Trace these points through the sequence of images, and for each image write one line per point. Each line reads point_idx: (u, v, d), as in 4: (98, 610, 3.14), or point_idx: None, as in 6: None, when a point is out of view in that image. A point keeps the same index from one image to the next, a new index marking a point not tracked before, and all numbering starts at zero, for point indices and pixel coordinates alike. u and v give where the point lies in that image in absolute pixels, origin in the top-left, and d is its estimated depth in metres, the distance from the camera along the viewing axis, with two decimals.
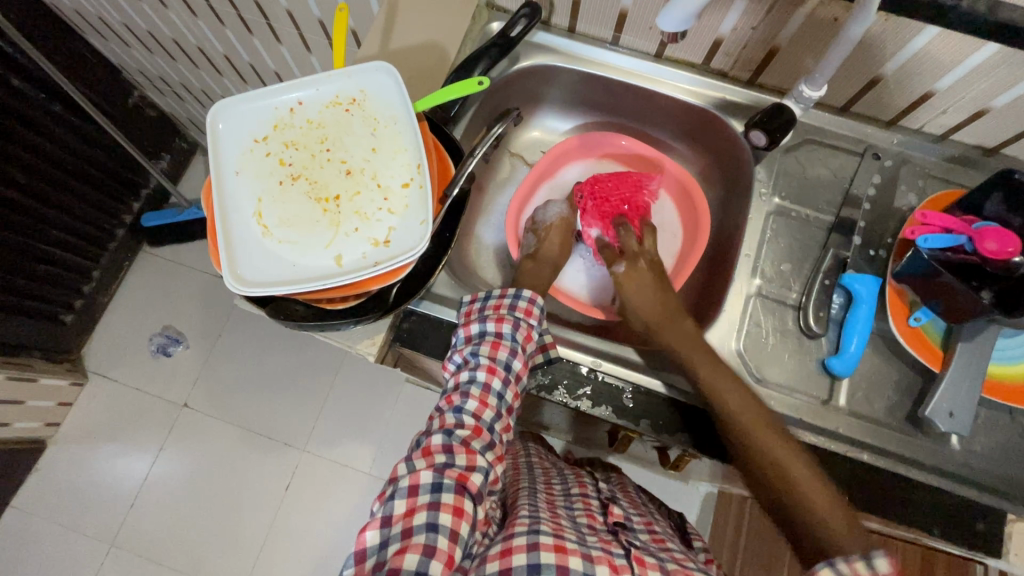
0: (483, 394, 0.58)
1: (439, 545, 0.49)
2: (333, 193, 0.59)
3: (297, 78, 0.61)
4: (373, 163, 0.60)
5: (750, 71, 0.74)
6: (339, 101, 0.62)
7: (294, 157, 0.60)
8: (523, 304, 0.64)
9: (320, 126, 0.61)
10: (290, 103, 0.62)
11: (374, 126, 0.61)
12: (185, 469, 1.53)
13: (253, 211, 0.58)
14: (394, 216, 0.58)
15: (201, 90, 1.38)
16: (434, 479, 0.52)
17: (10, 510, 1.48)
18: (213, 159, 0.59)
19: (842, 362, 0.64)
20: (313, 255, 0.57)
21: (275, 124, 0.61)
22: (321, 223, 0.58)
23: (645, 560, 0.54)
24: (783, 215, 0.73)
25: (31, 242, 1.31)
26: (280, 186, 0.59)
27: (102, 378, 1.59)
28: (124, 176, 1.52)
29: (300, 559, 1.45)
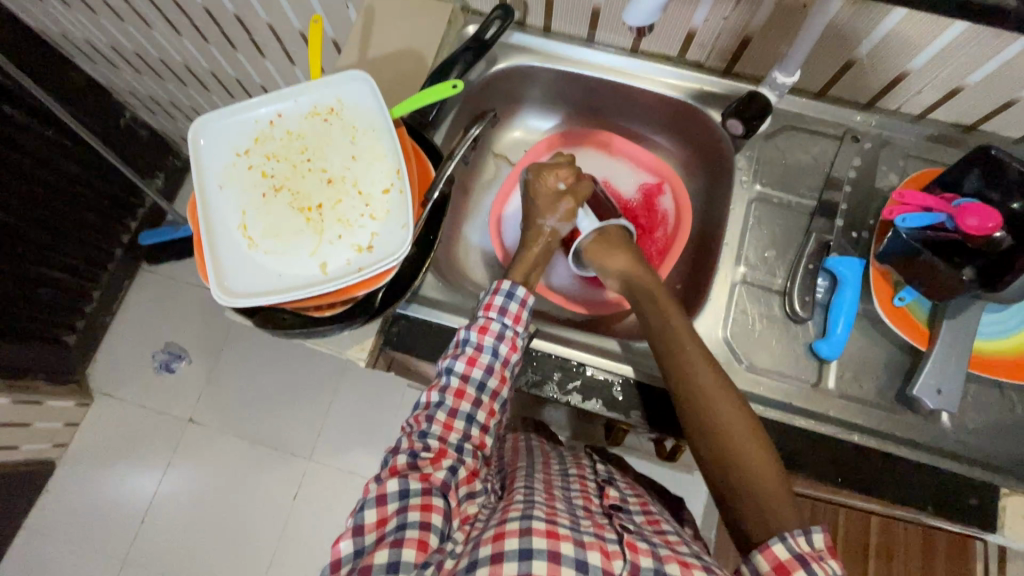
0: (449, 417, 0.62)
1: (408, 538, 0.53)
2: (315, 202, 0.60)
3: (275, 91, 0.62)
4: (354, 170, 0.61)
5: (725, 60, 0.75)
6: (317, 111, 0.63)
7: (276, 168, 0.61)
8: (514, 308, 0.64)
9: (301, 138, 0.62)
10: (269, 116, 0.63)
11: (353, 134, 0.62)
12: (193, 483, 1.54)
13: (237, 224, 0.59)
14: (375, 222, 0.59)
15: (189, 107, 1.40)
16: (400, 487, 0.56)
17: (22, 532, 1.50)
18: (195, 175, 0.60)
19: (830, 345, 0.64)
20: (298, 263, 0.58)
21: (255, 137, 0.62)
22: (305, 232, 0.59)
23: (637, 546, 0.56)
24: (765, 202, 0.73)
25: (30, 266, 1.33)
26: (263, 198, 0.60)
27: (108, 397, 1.61)
28: (119, 196, 1.54)
29: (310, 566, 1.47)
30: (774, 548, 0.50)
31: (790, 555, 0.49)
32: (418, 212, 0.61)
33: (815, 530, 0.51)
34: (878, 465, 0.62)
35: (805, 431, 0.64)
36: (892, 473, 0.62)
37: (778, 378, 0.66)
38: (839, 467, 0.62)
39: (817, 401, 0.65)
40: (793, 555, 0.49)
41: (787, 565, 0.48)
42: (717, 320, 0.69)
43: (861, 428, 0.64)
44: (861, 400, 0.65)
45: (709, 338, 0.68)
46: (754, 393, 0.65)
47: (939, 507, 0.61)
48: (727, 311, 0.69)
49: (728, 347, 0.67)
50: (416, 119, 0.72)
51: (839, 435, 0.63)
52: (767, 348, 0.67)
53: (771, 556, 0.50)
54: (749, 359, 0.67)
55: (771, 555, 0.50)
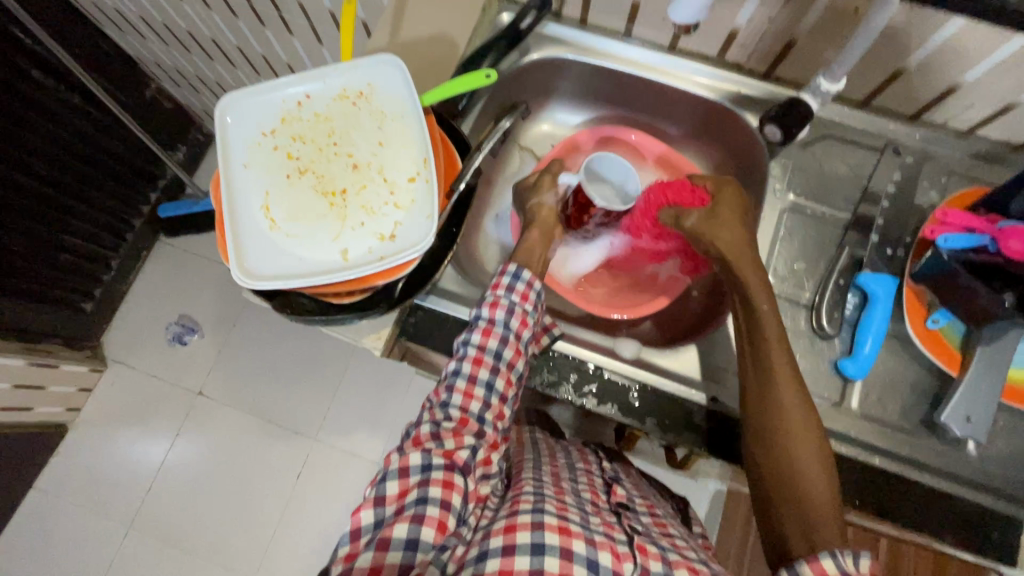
0: (469, 386, 0.60)
1: (429, 514, 0.52)
2: (339, 186, 0.59)
3: (305, 71, 0.61)
4: (380, 157, 0.60)
5: (766, 63, 0.72)
6: (346, 94, 0.61)
7: (302, 151, 0.60)
8: (522, 286, 0.64)
9: (328, 120, 0.61)
10: (298, 97, 0.62)
11: (380, 120, 0.60)
12: (200, 454, 1.57)
13: (260, 205, 0.58)
14: (399, 211, 0.58)
15: (214, 82, 1.40)
16: (422, 460, 0.55)
17: (32, 491, 1.53)
18: (219, 153, 0.59)
19: (856, 364, 0.63)
20: (319, 248, 0.57)
21: (283, 118, 0.61)
22: (327, 217, 0.58)
23: (647, 550, 0.57)
24: (798, 212, 0.71)
25: (51, 231, 1.35)
26: (287, 180, 0.59)
27: (121, 365, 1.63)
28: (141, 167, 1.55)
29: (310, 543, 1.49)
30: (823, 562, 0.48)
31: (838, 571, 0.48)
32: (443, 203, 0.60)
33: (869, 556, 0.48)
34: (901, 490, 0.61)
35: None
36: (913, 499, 0.60)
37: None
38: (857, 488, 0.61)
39: (838, 419, 0.63)
40: (840, 574, 0.48)
41: None
42: None
43: (882, 450, 0.62)
44: (885, 422, 0.63)
45: None
46: None
47: (960, 537, 0.59)
48: None
49: None
50: (446, 108, 0.71)
51: (860, 456, 0.62)
52: (792, 363, 0.65)
53: (816, 568, 0.49)
54: None
55: (818, 567, 0.49)
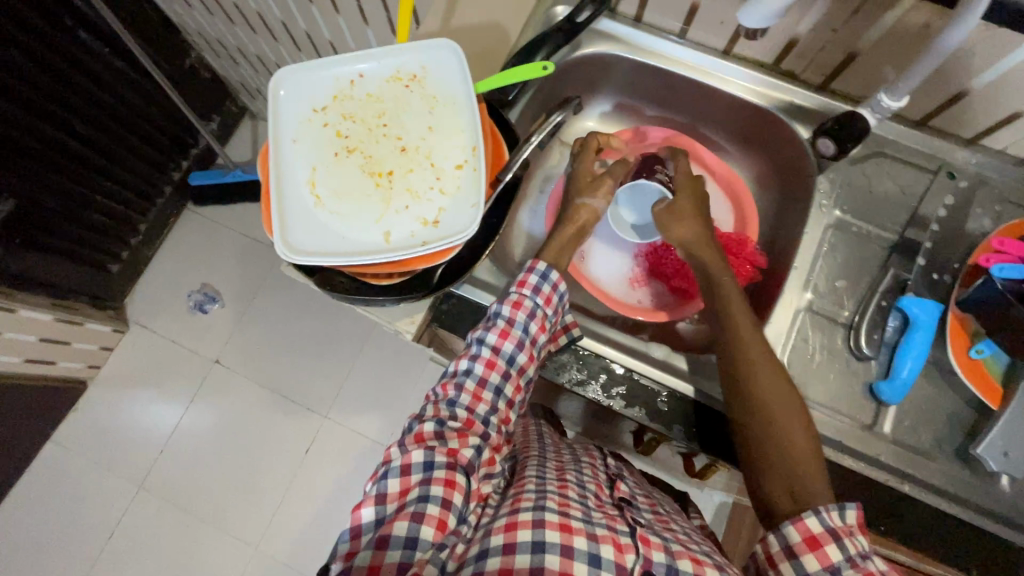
0: (478, 387, 0.61)
1: (429, 512, 0.53)
2: (386, 168, 0.59)
3: (361, 50, 0.61)
4: (429, 142, 0.59)
5: (823, 74, 0.71)
6: (400, 76, 0.61)
7: (351, 129, 0.60)
8: (545, 289, 0.64)
9: (380, 101, 0.61)
10: (351, 75, 0.62)
11: (432, 104, 0.60)
12: (212, 421, 1.59)
13: (306, 180, 0.58)
14: (444, 197, 0.58)
15: (254, 55, 1.40)
16: (425, 458, 0.55)
17: (49, 444, 1.57)
18: (270, 125, 0.59)
19: (892, 388, 0.62)
20: (362, 227, 0.57)
21: (334, 95, 0.61)
22: (372, 197, 0.58)
23: (649, 540, 0.57)
24: (843, 229, 0.70)
25: (84, 190, 1.37)
26: (335, 157, 0.59)
27: (142, 328, 1.66)
28: (176, 134, 1.57)
29: (313, 518, 1.51)
30: (807, 521, 0.51)
31: (823, 529, 0.50)
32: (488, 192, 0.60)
33: (848, 506, 0.52)
34: (928, 520, 0.59)
35: (852, 471, 0.61)
36: (940, 529, 0.59)
37: (830, 413, 0.63)
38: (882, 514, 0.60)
39: (869, 443, 0.62)
40: (825, 529, 0.50)
41: (819, 539, 0.50)
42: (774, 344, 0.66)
43: (911, 477, 0.61)
44: (915, 449, 0.62)
45: None
46: None
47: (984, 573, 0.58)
48: (787, 336, 0.67)
49: None
50: (495, 98, 0.71)
51: (888, 481, 0.60)
52: (824, 381, 0.64)
53: (802, 530, 0.51)
54: (803, 390, 0.64)
55: (803, 529, 0.51)
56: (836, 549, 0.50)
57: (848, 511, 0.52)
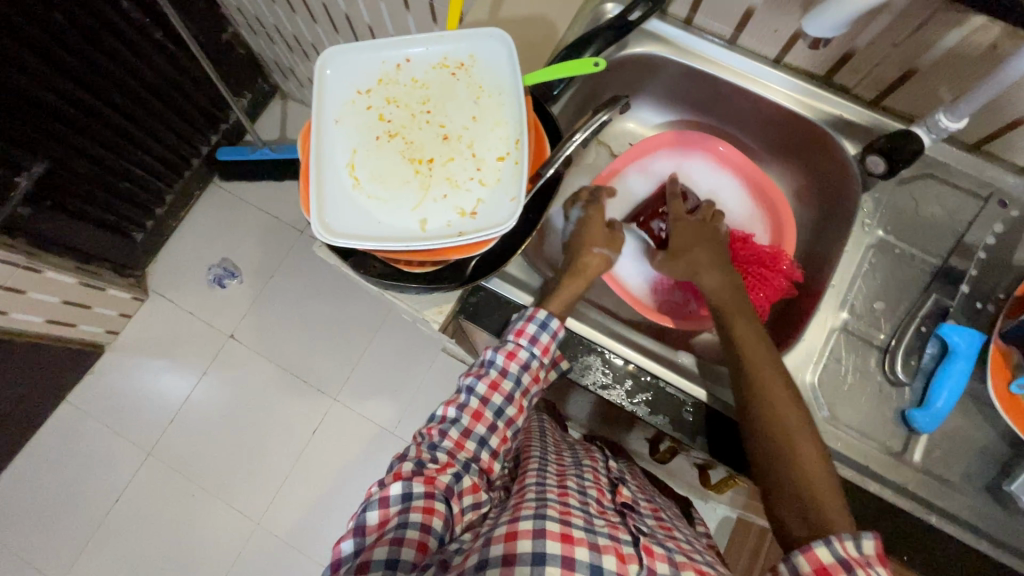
0: (461, 437, 0.63)
1: (407, 537, 0.56)
2: (426, 155, 0.59)
3: (409, 34, 0.60)
4: (472, 131, 0.59)
5: (877, 90, 0.69)
6: (447, 63, 0.61)
7: (394, 114, 0.60)
8: (544, 338, 0.63)
9: (425, 88, 0.61)
10: (398, 59, 0.61)
11: (478, 94, 0.59)
12: (223, 395, 1.61)
13: (345, 163, 0.58)
14: (483, 188, 0.57)
15: (291, 35, 1.41)
16: (404, 491, 0.58)
17: (64, 404, 1.60)
18: (313, 104, 0.59)
19: (926, 416, 0.60)
20: (398, 214, 0.57)
21: (380, 78, 0.60)
22: (411, 184, 0.58)
23: (653, 551, 0.57)
24: (885, 250, 0.68)
25: (115, 158, 1.38)
26: (376, 141, 0.59)
27: (161, 298, 1.68)
28: (207, 108, 1.58)
29: (316, 499, 1.52)
30: (818, 551, 0.48)
31: (834, 559, 0.47)
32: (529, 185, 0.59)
33: (866, 536, 0.48)
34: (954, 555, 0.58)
35: (878, 498, 0.59)
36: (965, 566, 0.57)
37: (859, 437, 0.62)
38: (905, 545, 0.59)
39: (896, 470, 0.61)
40: (837, 560, 0.47)
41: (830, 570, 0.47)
42: (806, 362, 0.65)
43: (940, 510, 0.59)
44: (945, 481, 0.60)
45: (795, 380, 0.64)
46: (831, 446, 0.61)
47: None
48: (819, 354, 0.65)
49: (813, 395, 0.64)
50: (540, 91, 0.69)
51: (915, 511, 0.59)
52: (855, 404, 0.63)
53: (813, 559, 0.48)
54: (833, 411, 0.63)
55: (814, 558, 0.48)
56: None
57: (866, 542, 0.48)
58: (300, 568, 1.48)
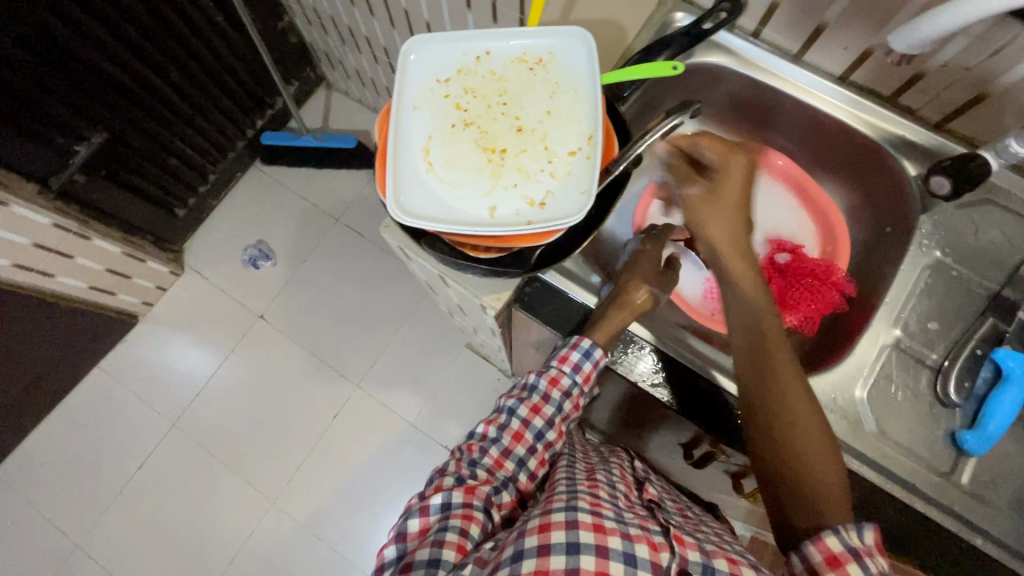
0: (501, 455, 0.65)
1: (447, 540, 0.57)
2: (500, 145, 0.60)
3: (491, 29, 0.62)
4: (546, 125, 0.61)
5: (942, 113, 0.70)
6: (525, 58, 0.63)
7: (471, 104, 0.62)
8: (587, 367, 0.66)
9: (502, 81, 0.63)
10: (478, 52, 0.63)
11: (554, 89, 0.61)
12: (249, 373, 1.64)
13: (421, 148, 0.60)
14: (553, 180, 0.59)
15: (345, 27, 1.44)
16: (444, 501, 0.60)
17: (96, 370, 1.64)
18: (394, 88, 0.61)
19: (977, 439, 0.60)
20: (469, 200, 0.59)
21: (459, 69, 0.63)
22: (483, 171, 0.60)
23: (684, 540, 0.57)
24: (941, 272, 0.68)
25: (167, 134, 1.43)
26: (451, 129, 0.61)
27: (196, 274, 1.72)
28: (256, 93, 1.62)
29: (332, 483, 1.54)
30: (827, 541, 0.49)
31: (842, 548, 0.48)
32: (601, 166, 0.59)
33: (868, 526, 0.49)
34: None
35: (925, 518, 0.59)
36: None
37: (906, 455, 0.62)
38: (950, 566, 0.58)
39: (944, 491, 0.60)
40: (846, 549, 0.48)
41: (840, 559, 0.48)
42: (856, 377, 0.65)
43: (988, 535, 0.59)
44: (992, 506, 0.60)
45: (845, 394, 0.65)
46: (879, 462, 0.61)
47: None
48: (870, 369, 0.66)
49: (861, 409, 0.64)
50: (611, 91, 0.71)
51: (963, 534, 0.59)
52: (903, 421, 0.63)
53: (823, 549, 0.49)
54: (881, 426, 0.63)
55: (824, 547, 0.49)
56: (858, 569, 0.47)
57: (868, 531, 0.49)
58: (311, 551, 1.49)
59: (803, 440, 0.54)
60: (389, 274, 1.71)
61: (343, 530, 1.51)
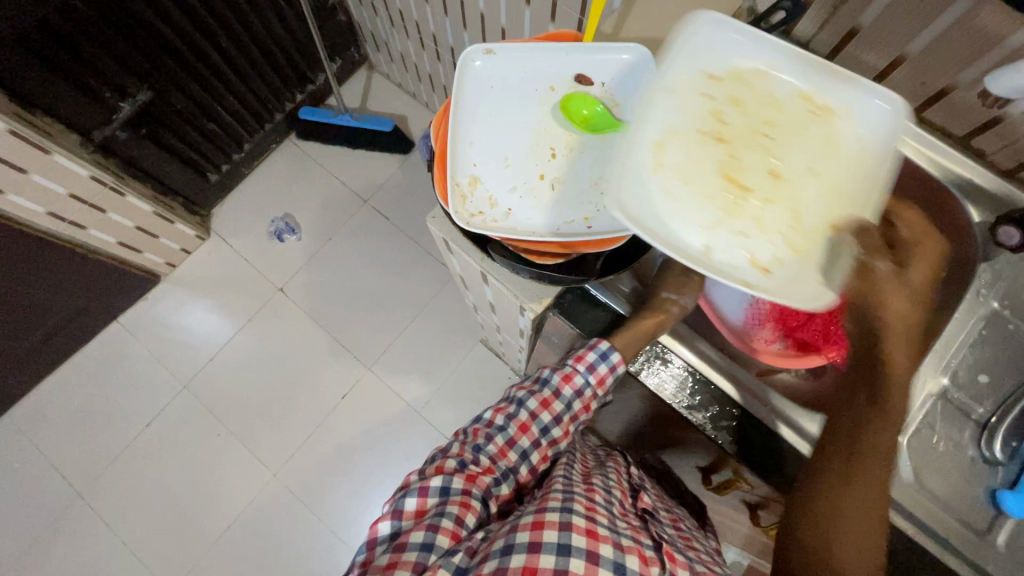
0: (505, 445, 0.63)
1: (443, 525, 0.56)
2: (744, 182, 0.51)
3: (793, 50, 0.54)
4: (806, 179, 0.51)
5: (1016, 160, 0.68)
6: (812, 102, 0.54)
7: (724, 121, 0.53)
8: (603, 368, 0.64)
9: (778, 111, 0.54)
10: (757, 68, 0.55)
11: (832, 146, 0.52)
12: (263, 344, 1.65)
13: (652, 144, 0.51)
14: (788, 246, 0.49)
15: (396, 10, 1.43)
16: (443, 484, 0.59)
17: (114, 324, 1.65)
18: (656, 73, 0.53)
19: (1018, 500, 0.58)
20: (687, 227, 0.49)
21: (727, 80, 0.54)
22: (714, 203, 0.50)
23: (675, 559, 0.58)
24: (995, 323, 0.66)
25: (209, 99, 1.43)
26: (690, 139, 0.52)
27: (221, 240, 1.73)
28: (300, 67, 1.62)
29: (335, 463, 1.55)
30: None
31: None
32: (873, 243, 0.50)
33: None
34: None
35: None
36: None
37: (941, 508, 0.60)
38: None
39: (977, 549, 0.59)
40: None
41: None
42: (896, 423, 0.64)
43: None
44: None
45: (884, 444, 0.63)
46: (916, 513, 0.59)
47: None
48: (912, 417, 0.64)
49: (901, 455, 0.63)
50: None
51: None
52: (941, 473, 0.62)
53: None
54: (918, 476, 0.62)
55: None
56: None
57: None
58: (306, 529, 1.50)
59: (840, 506, 0.54)
60: (412, 262, 1.71)
61: (339, 510, 1.51)
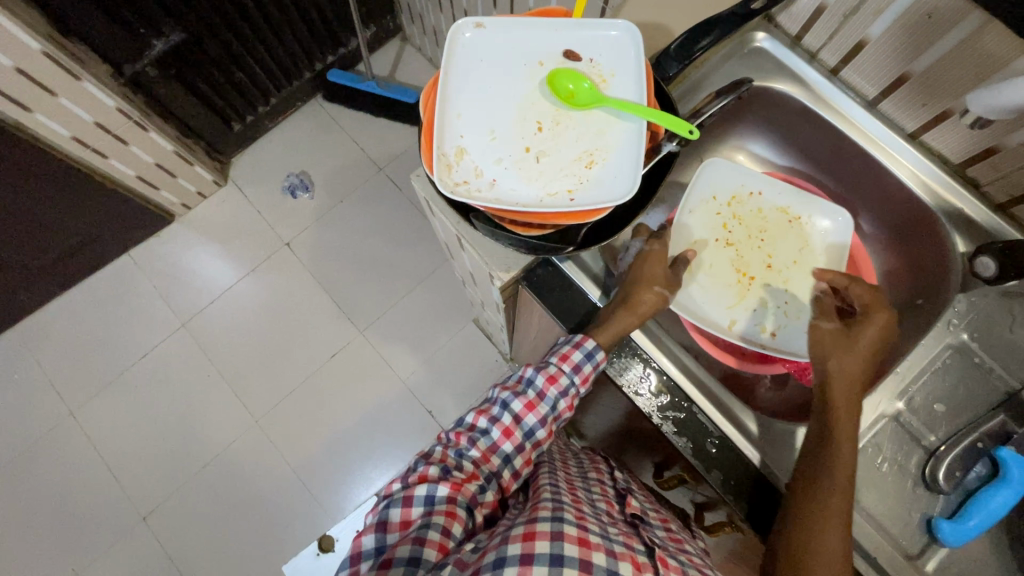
0: (488, 449, 0.63)
1: (429, 538, 0.56)
2: (749, 272, 0.76)
3: (771, 178, 0.78)
4: (794, 272, 0.76)
5: (1009, 194, 0.66)
6: (787, 212, 0.78)
7: (736, 229, 0.78)
8: (586, 368, 0.63)
9: (765, 220, 0.78)
10: (753, 188, 0.79)
11: (804, 244, 0.77)
12: (263, 294, 1.69)
13: (688, 244, 0.76)
14: (785, 318, 0.74)
15: None
16: (428, 495, 0.58)
17: (125, 256, 1.71)
18: (686, 195, 0.76)
19: (954, 531, 0.58)
20: (717, 308, 0.74)
21: (734, 196, 0.79)
22: (732, 287, 0.75)
23: (668, 563, 0.56)
24: (963, 354, 0.66)
25: (240, 49, 1.46)
26: (716, 242, 0.77)
27: (236, 189, 1.76)
28: (333, 29, 1.64)
29: (316, 417, 1.58)
30: None
31: None
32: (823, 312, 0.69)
33: None
34: None
35: None
36: None
37: (876, 528, 0.60)
38: None
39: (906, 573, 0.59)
40: None
41: None
42: None
43: None
44: None
45: None
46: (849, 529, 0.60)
47: None
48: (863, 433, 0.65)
49: None
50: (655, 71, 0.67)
51: None
52: (883, 494, 0.62)
53: None
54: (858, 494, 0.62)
55: None
56: None
57: None
58: (280, 477, 1.54)
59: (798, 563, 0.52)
60: (417, 234, 1.73)
61: (314, 464, 1.55)
